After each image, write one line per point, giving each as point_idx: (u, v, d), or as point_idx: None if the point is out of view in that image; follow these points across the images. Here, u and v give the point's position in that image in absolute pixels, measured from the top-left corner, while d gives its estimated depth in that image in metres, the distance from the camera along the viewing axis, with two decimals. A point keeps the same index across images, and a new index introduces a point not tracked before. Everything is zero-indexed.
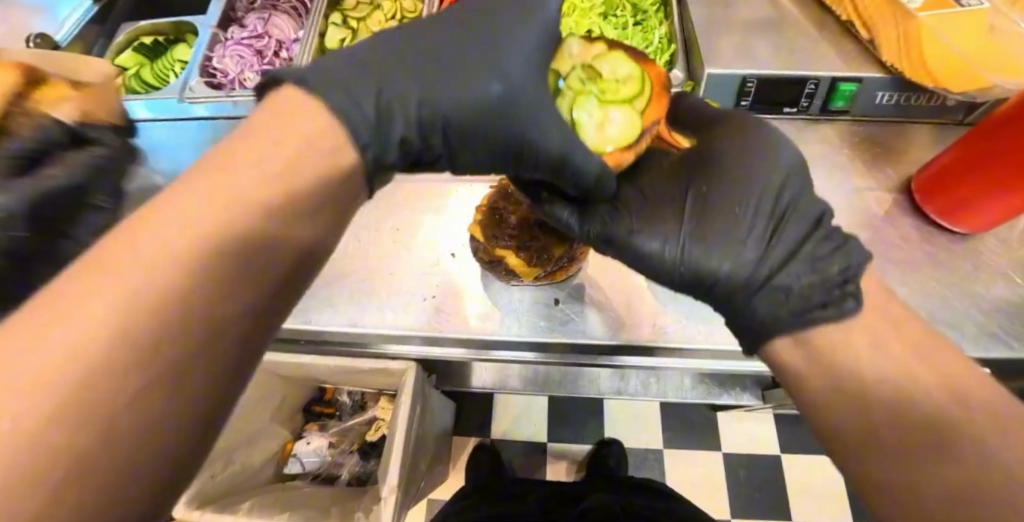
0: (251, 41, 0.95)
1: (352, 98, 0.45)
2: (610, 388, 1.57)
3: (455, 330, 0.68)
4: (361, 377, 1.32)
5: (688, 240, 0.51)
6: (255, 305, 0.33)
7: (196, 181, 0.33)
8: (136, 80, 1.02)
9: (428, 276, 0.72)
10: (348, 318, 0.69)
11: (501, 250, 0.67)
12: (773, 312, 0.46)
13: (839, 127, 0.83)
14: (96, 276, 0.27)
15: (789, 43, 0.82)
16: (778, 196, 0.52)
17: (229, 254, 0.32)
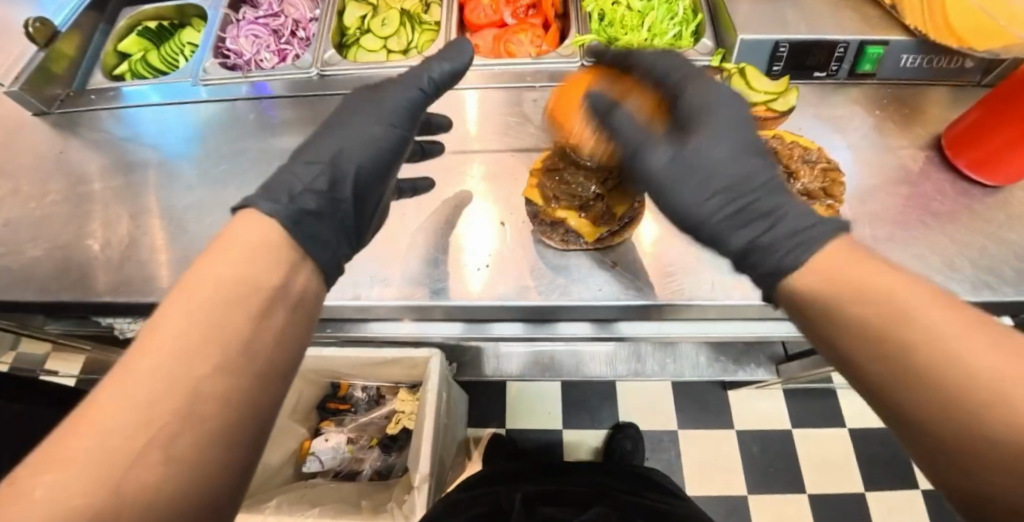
0: (266, 20, 0.93)
1: (290, 181, 0.47)
2: (627, 369, 1.58)
3: (512, 297, 0.68)
4: (382, 369, 1.30)
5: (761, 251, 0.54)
6: (240, 370, 0.32)
7: (170, 302, 0.33)
8: (143, 64, 1.00)
9: (480, 246, 0.71)
10: (406, 293, 0.68)
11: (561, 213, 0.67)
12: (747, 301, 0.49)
13: (866, 91, 0.85)
14: (80, 431, 0.27)
15: (814, 9, 0.83)
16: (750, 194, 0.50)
17: (192, 367, 0.31)
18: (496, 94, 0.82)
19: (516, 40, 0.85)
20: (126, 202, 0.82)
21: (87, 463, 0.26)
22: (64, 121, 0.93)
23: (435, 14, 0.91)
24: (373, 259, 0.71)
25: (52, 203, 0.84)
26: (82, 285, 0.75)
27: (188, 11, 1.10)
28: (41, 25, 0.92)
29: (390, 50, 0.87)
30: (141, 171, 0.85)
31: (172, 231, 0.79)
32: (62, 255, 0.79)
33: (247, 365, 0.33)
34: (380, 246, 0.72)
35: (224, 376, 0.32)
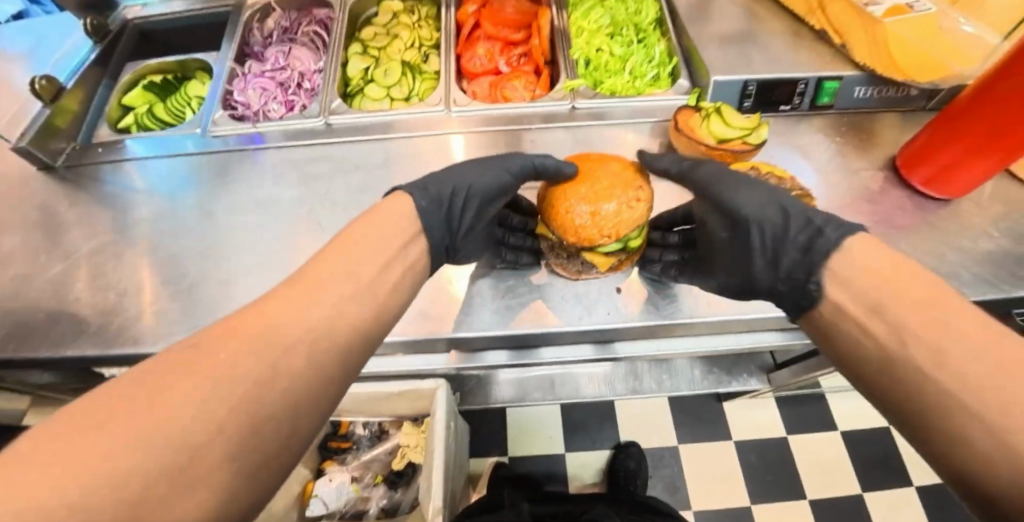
0: (273, 74, 0.99)
1: (427, 192, 0.64)
2: (626, 388, 1.62)
3: (533, 326, 0.75)
4: (386, 403, 1.31)
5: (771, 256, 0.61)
6: (360, 308, 0.46)
7: (330, 259, 0.48)
8: (149, 117, 1.04)
9: (491, 282, 0.79)
10: (428, 328, 0.75)
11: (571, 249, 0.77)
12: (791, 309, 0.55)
13: (827, 119, 0.95)
14: (251, 323, 0.40)
15: (776, 51, 0.93)
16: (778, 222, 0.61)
17: (329, 308, 0.44)
18: (500, 135, 0.88)
19: (511, 85, 0.92)
20: (137, 251, 0.84)
21: (266, 344, 0.39)
22: (71, 175, 0.95)
23: (434, 64, 0.99)
24: None
25: (63, 256, 0.85)
26: (99, 335, 0.75)
27: (191, 65, 1.16)
28: (47, 83, 0.95)
29: (393, 98, 0.93)
30: (151, 220, 0.86)
31: (182, 277, 0.80)
32: (75, 307, 0.79)
33: (364, 303, 0.47)
34: None
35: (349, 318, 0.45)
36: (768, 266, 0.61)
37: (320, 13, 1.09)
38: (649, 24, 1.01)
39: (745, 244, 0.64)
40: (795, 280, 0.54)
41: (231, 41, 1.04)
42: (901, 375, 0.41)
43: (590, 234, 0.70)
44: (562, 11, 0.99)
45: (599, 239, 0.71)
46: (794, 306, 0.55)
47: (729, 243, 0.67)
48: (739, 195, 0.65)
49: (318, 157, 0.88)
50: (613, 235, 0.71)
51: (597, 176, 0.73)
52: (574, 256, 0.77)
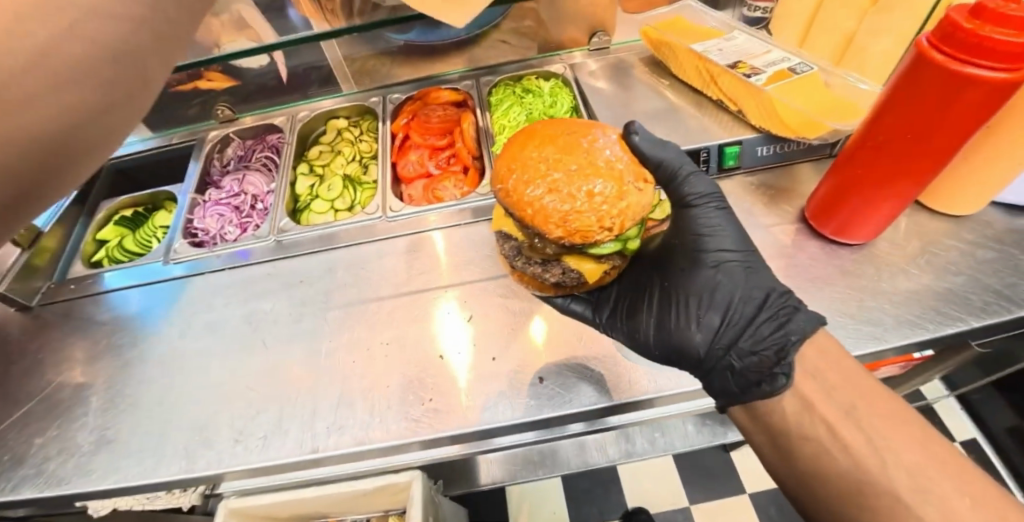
0: (229, 200, 1.10)
1: None
2: (620, 452, 1.57)
3: (472, 423, 0.71)
4: (371, 501, 1.29)
5: (722, 329, 0.68)
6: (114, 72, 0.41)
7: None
8: (119, 249, 1.13)
9: (424, 379, 0.76)
10: (353, 440, 0.71)
11: (552, 252, 0.74)
12: (743, 383, 0.64)
13: (739, 180, 1.01)
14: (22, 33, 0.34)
15: (680, 125, 1.03)
16: (750, 293, 0.68)
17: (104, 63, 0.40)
18: (451, 232, 0.94)
19: (442, 186, 1.02)
20: (92, 379, 0.86)
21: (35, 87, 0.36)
22: (45, 313, 1.00)
23: (372, 174, 1.11)
24: (330, 408, 0.74)
25: (26, 395, 0.86)
26: (55, 474, 0.75)
27: (160, 195, 1.27)
28: (26, 230, 1.03)
29: (336, 209, 1.03)
30: (115, 348, 0.90)
31: (136, 404, 0.81)
32: (32, 447, 0.79)
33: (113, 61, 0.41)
34: (332, 396, 0.75)
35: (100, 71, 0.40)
36: (718, 336, 0.68)
37: (272, 138, 1.22)
38: (567, 112, 1.12)
39: (710, 302, 0.70)
40: (760, 357, 0.64)
41: (194, 171, 1.16)
42: (872, 497, 0.54)
43: (588, 224, 0.67)
44: (485, 113, 1.10)
45: (597, 234, 0.68)
46: (743, 383, 0.64)
47: (685, 295, 0.72)
48: (720, 249, 0.72)
49: (268, 274, 0.93)
50: (614, 227, 0.68)
51: (596, 152, 0.69)
52: (551, 262, 0.75)
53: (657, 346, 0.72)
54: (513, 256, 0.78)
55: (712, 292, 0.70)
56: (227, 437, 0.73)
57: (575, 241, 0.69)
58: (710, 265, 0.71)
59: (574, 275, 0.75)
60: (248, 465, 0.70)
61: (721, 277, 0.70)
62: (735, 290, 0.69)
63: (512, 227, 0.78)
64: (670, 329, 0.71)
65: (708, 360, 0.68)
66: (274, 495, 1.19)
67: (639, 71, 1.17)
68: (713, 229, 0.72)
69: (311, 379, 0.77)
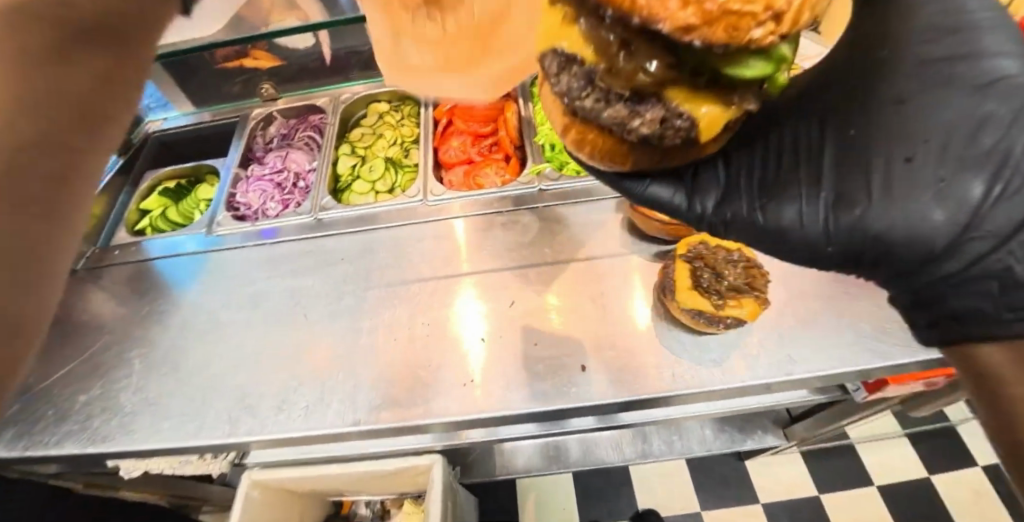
0: (272, 176, 1.12)
1: None
2: (635, 452, 1.57)
3: (514, 407, 0.71)
4: (389, 482, 1.30)
5: (971, 204, 0.46)
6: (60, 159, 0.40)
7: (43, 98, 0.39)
8: (162, 219, 1.16)
9: (466, 361, 0.76)
10: (399, 416, 0.72)
11: (655, 74, 0.40)
12: (994, 297, 0.46)
13: None
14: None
15: None
16: (1022, 144, 0.47)
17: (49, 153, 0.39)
18: (473, 220, 0.94)
19: (484, 173, 1.02)
20: (135, 343, 0.88)
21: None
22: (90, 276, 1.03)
23: (413, 158, 1.12)
24: (376, 384, 0.75)
25: (71, 354, 0.88)
26: (99, 431, 0.77)
27: (203, 168, 1.28)
28: None
29: (377, 191, 1.04)
30: (157, 314, 0.92)
31: (177, 369, 0.83)
32: (76, 404, 0.81)
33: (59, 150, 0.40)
34: (376, 372, 0.76)
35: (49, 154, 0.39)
36: (964, 210, 0.46)
37: (314, 118, 1.23)
38: None
39: (958, 152, 0.48)
40: None
41: (238, 148, 1.18)
42: None
43: (745, 3, 0.33)
44: (528, 103, 1.10)
45: (756, 33, 0.35)
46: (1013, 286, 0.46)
47: (906, 151, 0.50)
48: (964, 80, 0.52)
49: (307, 251, 0.94)
50: (787, 16, 0.35)
51: None
52: (642, 98, 0.41)
53: (839, 236, 0.51)
54: (577, 89, 0.43)
55: (970, 138, 0.49)
56: (269, 406, 0.75)
57: (713, 39, 0.35)
58: (978, 98, 0.51)
59: (682, 128, 0.42)
60: (289, 434, 0.71)
61: (986, 113, 0.50)
62: (1011, 138, 0.47)
63: (575, 37, 0.42)
64: (874, 204, 0.49)
65: (954, 246, 0.47)
66: (295, 468, 1.21)
67: None
68: (967, 45, 0.54)
69: (352, 354, 0.78)
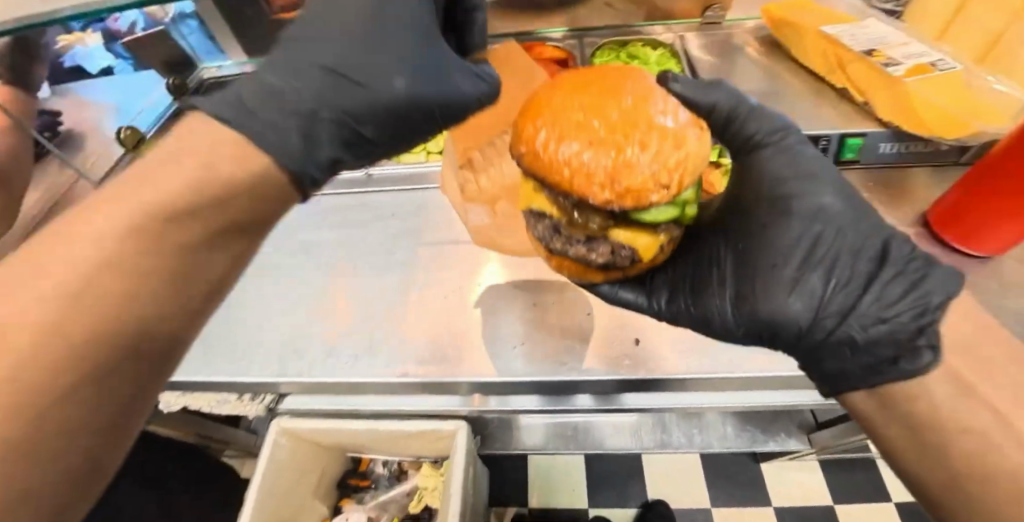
0: None
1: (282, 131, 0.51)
2: (654, 441, 1.55)
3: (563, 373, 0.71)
4: (411, 444, 1.33)
5: (826, 300, 0.56)
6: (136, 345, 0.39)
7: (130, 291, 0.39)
8: None
9: (516, 325, 0.77)
10: (448, 371, 0.72)
11: (593, 228, 0.66)
12: (843, 367, 0.53)
13: (854, 175, 0.96)
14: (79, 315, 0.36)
15: (791, 110, 0.97)
16: (867, 246, 0.57)
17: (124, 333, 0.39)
18: None
19: None
20: None
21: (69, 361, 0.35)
22: None
23: None
24: (426, 338, 0.75)
25: None
26: None
27: None
28: (132, 131, 1.10)
29: (429, 150, 1.02)
30: None
31: (225, 306, 0.85)
32: None
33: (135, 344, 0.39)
34: (426, 327, 0.77)
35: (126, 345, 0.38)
36: (824, 303, 0.56)
37: None
38: None
39: (807, 256, 0.58)
40: (889, 328, 0.51)
41: None
42: None
43: (643, 184, 0.59)
44: None
45: (653, 197, 0.60)
46: (861, 369, 0.52)
47: (775, 259, 0.61)
48: (811, 191, 0.61)
49: (356, 204, 0.95)
50: (673, 185, 0.61)
51: (624, 92, 0.62)
52: (595, 240, 0.67)
53: (744, 322, 0.63)
54: (552, 236, 0.69)
55: (808, 246, 0.59)
56: (318, 348, 0.76)
57: (625, 206, 0.61)
58: (798, 217, 0.60)
59: (622, 257, 0.66)
60: (336, 379, 0.72)
61: (817, 229, 0.59)
62: (843, 244, 0.57)
63: (546, 202, 0.69)
64: (759, 300, 0.60)
65: (814, 336, 0.56)
66: (323, 420, 1.24)
67: (751, 50, 1.12)
68: (806, 176, 0.62)
69: (401, 306, 0.79)
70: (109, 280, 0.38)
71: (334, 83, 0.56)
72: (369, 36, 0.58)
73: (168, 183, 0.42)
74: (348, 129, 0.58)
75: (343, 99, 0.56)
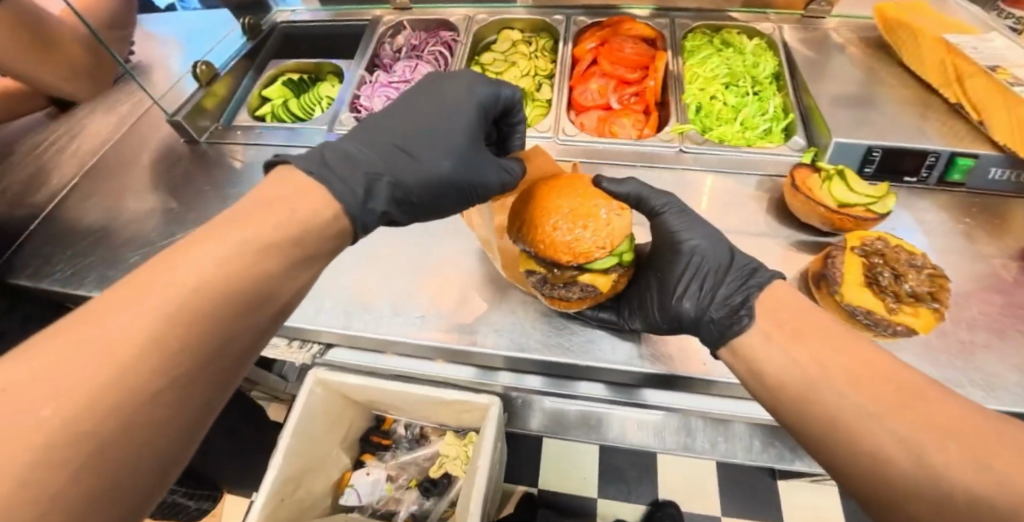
0: (398, 85, 1.11)
1: (349, 185, 0.57)
2: (676, 443, 1.51)
3: (624, 361, 0.74)
4: (440, 411, 1.33)
5: (703, 296, 0.62)
6: (216, 360, 0.42)
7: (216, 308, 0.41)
8: (283, 109, 1.17)
9: None
10: (518, 344, 0.76)
11: (567, 273, 0.70)
12: (714, 340, 0.57)
13: (956, 197, 0.88)
14: (173, 323, 0.38)
15: (896, 118, 0.90)
16: (726, 257, 0.64)
17: (210, 347, 0.41)
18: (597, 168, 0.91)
19: (620, 122, 0.98)
20: None
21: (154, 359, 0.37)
22: (211, 151, 1.08)
23: (546, 93, 1.07)
24: (497, 308, 0.80)
25: (194, 221, 0.96)
26: None
27: (325, 68, 1.28)
28: (206, 68, 1.09)
29: None
30: None
31: None
32: None
33: (216, 357, 0.42)
34: (497, 301, 0.80)
35: (206, 357, 0.40)
36: (703, 300, 0.62)
37: (445, 34, 1.18)
38: (767, 78, 1.04)
39: (694, 274, 0.64)
40: (728, 305, 0.57)
41: (366, 51, 1.16)
42: None
43: (589, 248, 0.67)
44: (679, 58, 1.04)
45: (596, 253, 0.67)
46: (719, 334, 0.56)
47: (669, 281, 0.66)
48: (682, 225, 0.68)
49: None
50: (609, 245, 0.68)
51: (573, 187, 0.71)
52: (569, 284, 0.71)
53: (658, 320, 0.68)
54: (540, 284, 0.72)
55: (688, 265, 0.65)
56: (384, 308, 0.81)
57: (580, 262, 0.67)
58: (682, 248, 0.66)
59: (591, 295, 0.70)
60: (404, 337, 0.77)
61: (695, 259, 0.65)
62: (710, 260, 0.64)
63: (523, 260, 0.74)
64: (665, 308, 0.66)
65: (700, 323, 0.61)
66: (360, 375, 1.25)
67: (855, 50, 1.04)
68: (687, 214, 0.69)
69: (474, 280, 0.83)
70: (206, 301, 0.41)
71: (395, 156, 0.65)
72: (426, 134, 0.67)
73: (259, 222, 0.47)
74: (399, 195, 0.65)
75: (401, 171, 0.64)
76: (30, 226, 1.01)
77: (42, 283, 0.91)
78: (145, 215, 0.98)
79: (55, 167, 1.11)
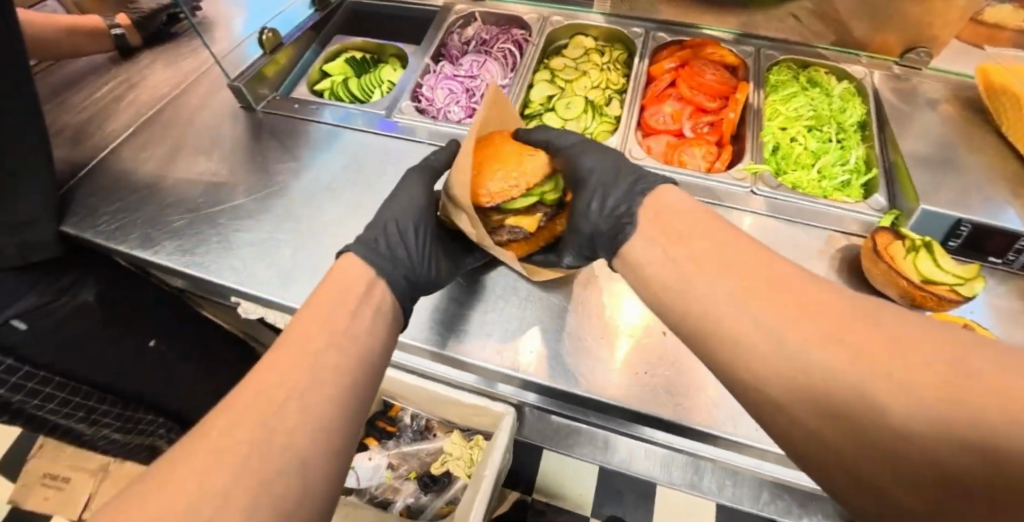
0: (464, 79, 1.08)
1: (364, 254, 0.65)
2: (682, 479, 1.46)
3: (668, 409, 0.69)
4: (452, 411, 1.31)
5: (601, 208, 0.66)
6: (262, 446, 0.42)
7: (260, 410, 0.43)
8: (343, 87, 1.16)
9: (637, 346, 0.76)
10: (558, 375, 0.73)
11: (496, 218, 0.74)
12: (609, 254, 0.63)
13: None
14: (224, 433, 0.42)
15: (989, 193, 0.83)
16: (617, 172, 0.69)
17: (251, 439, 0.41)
18: None
19: (690, 151, 0.93)
20: (295, 200, 0.92)
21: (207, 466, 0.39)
22: (265, 120, 1.07)
23: (615, 109, 1.04)
24: (539, 332, 0.77)
25: (241, 192, 0.95)
26: (253, 275, 0.82)
27: (388, 50, 1.27)
28: (272, 35, 1.09)
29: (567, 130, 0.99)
30: (317, 184, 0.94)
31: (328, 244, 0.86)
32: (235, 239, 0.88)
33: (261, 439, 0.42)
34: (542, 327, 0.78)
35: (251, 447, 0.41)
36: (599, 217, 0.66)
37: (517, 33, 1.14)
38: (852, 126, 0.99)
39: (589, 192, 0.69)
40: (615, 218, 0.63)
41: (435, 39, 1.13)
42: None
43: (504, 188, 0.71)
44: (760, 92, 1.00)
45: (513, 192, 0.72)
46: (613, 246, 0.62)
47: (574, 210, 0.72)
48: (582, 154, 0.74)
49: None
50: (521, 182, 0.72)
51: (488, 143, 0.77)
52: (497, 229, 0.76)
53: (575, 246, 0.72)
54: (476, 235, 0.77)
55: (586, 188, 0.70)
56: (426, 316, 0.80)
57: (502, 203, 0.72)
58: (582, 174, 0.72)
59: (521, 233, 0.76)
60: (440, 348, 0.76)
61: (592, 175, 0.70)
62: (603, 177, 0.69)
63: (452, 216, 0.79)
64: (573, 232, 0.71)
65: (597, 237, 0.66)
66: None
67: (950, 109, 0.97)
68: (588, 146, 0.75)
69: (520, 302, 0.81)
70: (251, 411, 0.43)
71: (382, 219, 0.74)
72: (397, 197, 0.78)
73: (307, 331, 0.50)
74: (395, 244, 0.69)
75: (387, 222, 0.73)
76: (81, 171, 1.01)
77: (87, 232, 0.91)
78: (194, 178, 0.98)
79: (112, 115, 1.12)
